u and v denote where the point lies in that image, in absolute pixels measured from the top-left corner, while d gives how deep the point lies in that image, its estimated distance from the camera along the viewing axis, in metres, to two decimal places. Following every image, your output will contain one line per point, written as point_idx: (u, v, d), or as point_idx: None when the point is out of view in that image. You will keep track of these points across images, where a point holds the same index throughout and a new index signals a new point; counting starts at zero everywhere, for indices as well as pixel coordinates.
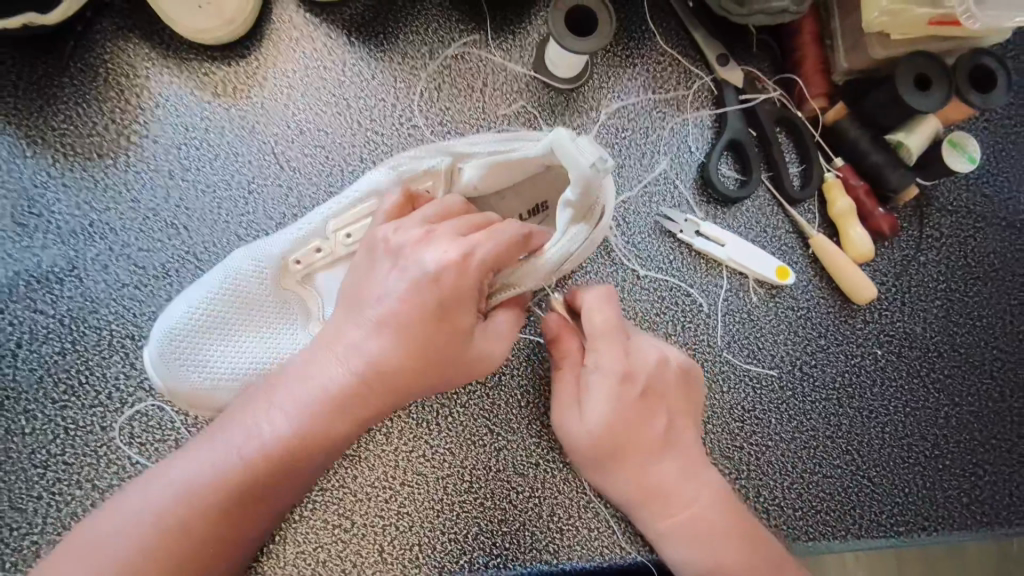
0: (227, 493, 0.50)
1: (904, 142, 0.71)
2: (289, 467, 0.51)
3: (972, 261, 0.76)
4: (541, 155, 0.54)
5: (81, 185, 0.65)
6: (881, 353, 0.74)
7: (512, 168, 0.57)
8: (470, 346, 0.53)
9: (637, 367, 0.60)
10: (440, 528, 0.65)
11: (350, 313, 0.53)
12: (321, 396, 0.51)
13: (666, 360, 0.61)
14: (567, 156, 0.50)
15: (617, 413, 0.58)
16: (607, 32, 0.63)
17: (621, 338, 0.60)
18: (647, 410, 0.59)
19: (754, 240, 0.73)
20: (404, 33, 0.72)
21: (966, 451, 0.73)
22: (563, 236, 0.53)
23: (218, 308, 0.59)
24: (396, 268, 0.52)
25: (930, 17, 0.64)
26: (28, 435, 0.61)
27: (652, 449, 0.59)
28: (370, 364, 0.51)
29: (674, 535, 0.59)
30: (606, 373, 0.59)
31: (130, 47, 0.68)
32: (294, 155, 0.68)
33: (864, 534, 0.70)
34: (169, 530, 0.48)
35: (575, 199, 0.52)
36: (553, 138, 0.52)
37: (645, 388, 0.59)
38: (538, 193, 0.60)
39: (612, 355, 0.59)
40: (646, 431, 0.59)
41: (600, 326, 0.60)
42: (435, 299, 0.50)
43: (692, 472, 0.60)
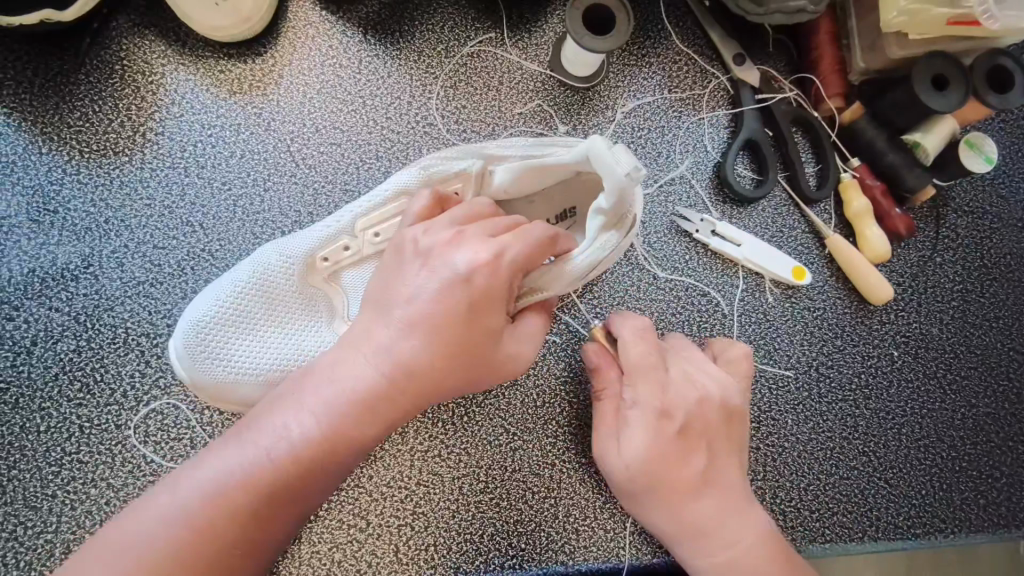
0: (256, 493, 0.48)
1: (921, 142, 0.70)
2: (319, 470, 0.50)
3: (988, 262, 0.76)
4: (577, 161, 0.54)
5: (97, 182, 0.65)
6: (898, 354, 0.73)
7: (547, 171, 0.57)
8: (498, 348, 0.53)
9: (675, 403, 0.59)
10: (456, 528, 0.64)
11: (378, 313, 0.52)
12: (350, 396, 0.50)
13: (707, 395, 0.60)
14: (602, 164, 0.51)
15: (655, 447, 0.58)
16: (624, 31, 0.63)
17: (658, 373, 0.60)
18: (687, 445, 0.59)
19: (771, 240, 0.73)
20: (420, 32, 0.72)
21: (983, 452, 0.73)
22: (592, 244, 0.54)
23: (245, 302, 0.59)
24: (425, 269, 0.52)
25: (949, 17, 0.64)
26: (42, 433, 0.61)
27: (694, 486, 0.58)
28: (399, 364, 0.50)
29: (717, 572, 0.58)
30: (643, 408, 0.59)
31: (146, 44, 0.67)
32: (310, 152, 0.68)
33: (881, 536, 0.70)
34: (198, 532, 0.46)
35: (608, 207, 0.53)
36: (588, 146, 0.52)
37: (683, 424, 0.59)
38: (567, 198, 0.61)
39: (648, 389, 0.59)
40: (687, 467, 0.58)
41: (636, 359, 0.61)
42: (466, 299, 0.50)
43: (735, 511, 0.59)
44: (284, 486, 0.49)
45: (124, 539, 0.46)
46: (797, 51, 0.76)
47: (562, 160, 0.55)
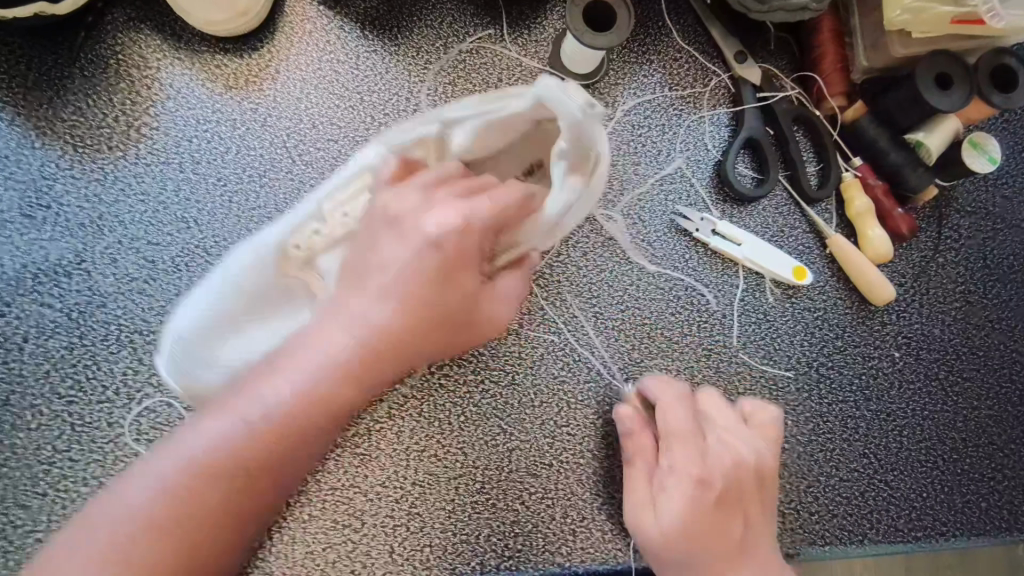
0: (236, 461, 0.48)
1: (924, 143, 0.69)
2: (295, 439, 0.50)
3: (991, 262, 0.75)
4: (531, 105, 0.51)
5: (90, 177, 0.64)
6: (899, 356, 0.73)
7: (510, 126, 0.54)
8: (471, 305, 0.54)
9: (714, 470, 0.61)
10: (451, 529, 0.63)
11: (350, 284, 0.53)
12: (326, 360, 0.50)
13: (744, 459, 0.62)
14: (554, 104, 0.49)
15: (695, 513, 0.59)
16: (624, 26, 0.62)
17: (695, 442, 0.63)
18: (725, 510, 0.60)
19: (771, 240, 0.72)
20: (418, 27, 0.71)
21: (985, 455, 0.72)
22: (561, 189, 0.52)
23: (220, 305, 0.57)
24: (396, 236, 0.52)
25: (953, 15, 0.63)
26: (33, 431, 0.60)
27: (733, 553, 0.59)
28: (374, 329, 0.51)
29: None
30: (683, 476, 0.60)
31: (141, 39, 0.67)
32: (306, 148, 0.68)
33: (882, 539, 0.69)
34: (181, 504, 0.47)
35: (566, 146, 0.51)
36: (539, 88, 0.50)
37: (721, 491, 0.60)
38: (536, 155, 0.57)
39: (687, 457, 0.61)
40: (725, 535, 0.59)
41: (674, 426, 0.63)
42: (438, 262, 0.51)
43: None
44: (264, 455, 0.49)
45: (108, 512, 0.46)
46: (799, 49, 0.75)
47: (518, 108, 0.52)
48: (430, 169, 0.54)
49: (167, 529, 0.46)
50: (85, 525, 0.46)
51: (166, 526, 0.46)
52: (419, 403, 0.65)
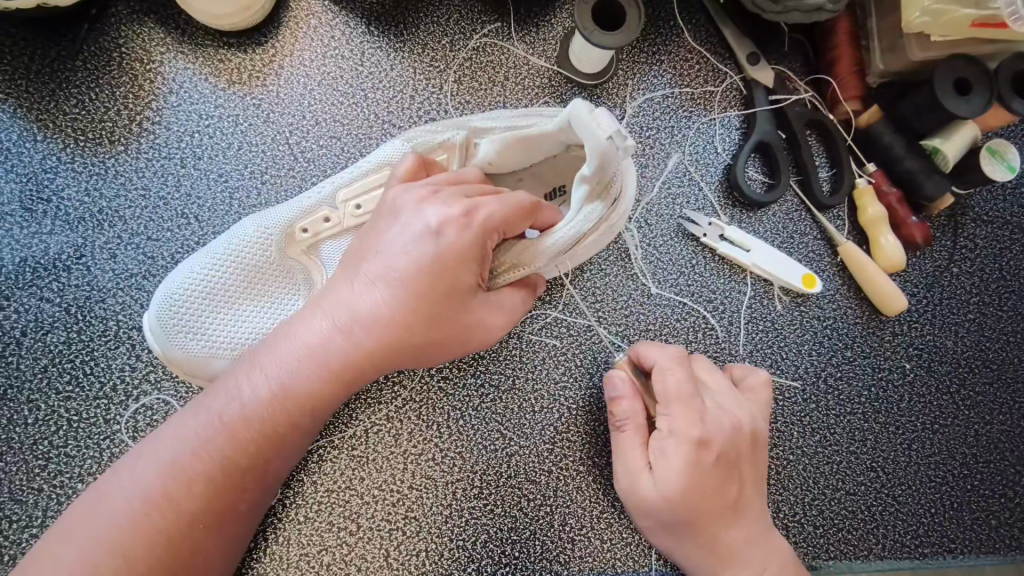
0: (222, 454, 0.50)
1: (941, 149, 0.68)
2: (284, 424, 0.51)
3: (1007, 274, 0.73)
4: (560, 130, 0.55)
5: (92, 171, 0.64)
6: (910, 367, 0.71)
7: (536, 145, 0.57)
8: (472, 304, 0.52)
9: (712, 432, 0.58)
10: (448, 534, 0.63)
11: (350, 271, 0.53)
12: (312, 355, 0.51)
13: (740, 424, 0.60)
14: (583, 128, 0.51)
15: (693, 478, 0.57)
16: (635, 25, 0.60)
17: (694, 403, 0.59)
18: (722, 475, 0.58)
19: (781, 247, 0.71)
20: (424, 24, 0.70)
21: (997, 471, 0.70)
22: (576, 214, 0.54)
23: (219, 273, 0.59)
24: (397, 225, 0.52)
25: (973, 18, 0.61)
26: (30, 425, 0.60)
27: (727, 516, 0.58)
28: (366, 320, 0.51)
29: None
30: (680, 439, 0.57)
31: (146, 32, 0.66)
32: (309, 145, 0.67)
33: (887, 555, 0.67)
34: (169, 497, 0.48)
35: (591, 174, 0.53)
36: (570, 112, 0.52)
37: (719, 454, 0.58)
38: (556, 177, 0.61)
39: (683, 419, 0.58)
40: (723, 497, 0.58)
41: (671, 391, 0.59)
42: (434, 254, 0.50)
43: (760, 538, 0.59)
44: (251, 449, 0.50)
45: (102, 502, 0.48)
46: (814, 51, 0.74)
47: (546, 129, 0.55)
48: (446, 174, 0.55)
49: (155, 521, 0.48)
50: (81, 513, 0.48)
51: (155, 519, 0.48)
52: (418, 406, 0.64)
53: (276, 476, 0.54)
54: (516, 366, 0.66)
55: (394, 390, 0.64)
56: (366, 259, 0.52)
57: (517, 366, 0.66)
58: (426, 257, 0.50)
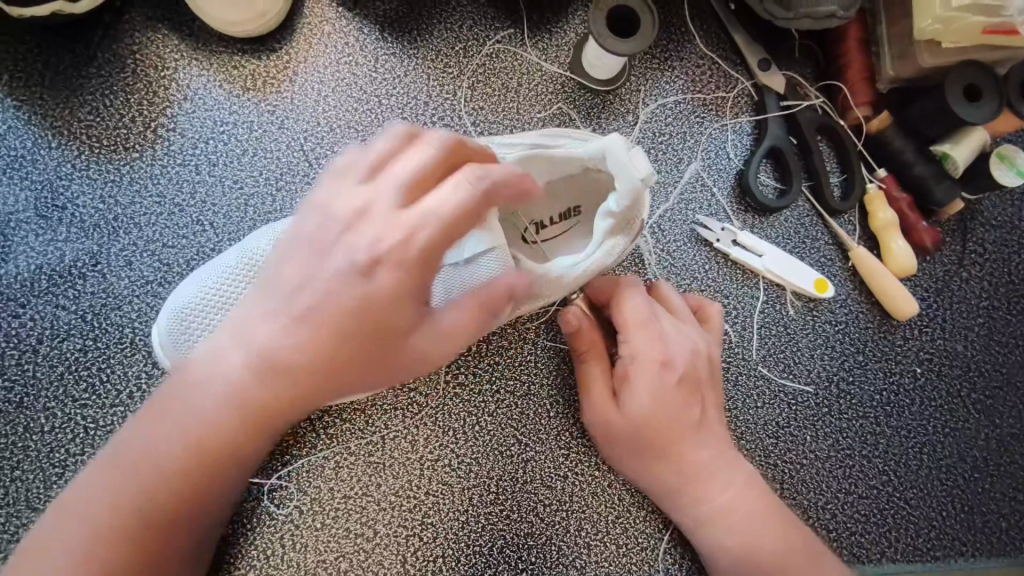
0: (175, 468, 0.47)
1: (950, 154, 0.69)
2: (239, 437, 0.48)
3: (1016, 278, 0.74)
4: (589, 159, 0.55)
5: (107, 178, 0.64)
6: (921, 371, 0.71)
7: (560, 166, 0.56)
8: (403, 340, 0.45)
9: (672, 354, 0.59)
10: (464, 540, 0.63)
11: (282, 277, 0.46)
12: (257, 369, 0.46)
13: (700, 347, 0.60)
14: (618, 164, 0.51)
15: (657, 398, 0.58)
16: (651, 33, 0.61)
17: (655, 326, 0.60)
18: (685, 394, 0.59)
19: (793, 252, 0.71)
20: (438, 30, 0.70)
21: (1007, 474, 0.71)
22: (598, 248, 0.56)
23: (227, 288, 0.57)
24: (323, 232, 0.45)
25: (984, 26, 0.62)
26: (46, 433, 0.60)
27: (691, 434, 0.59)
28: (294, 341, 0.45)
29: (711, 521, 0.59)
30: (642, 362, 0.59)
31: (159, 38, 0.66)
32: (324, 152, 0.67)
33: (900, 558, 0.68)
34: (126, 510, 0.47)
35: (619, 209, 0.53)
36: (606, 144, 0.52)
37: (680, 373, 0.59)
38: (574, 198, 0.60)
39: (644, 342, 0.59)
40: (686, 415, 0.59)
41: (632, 316, 0.59)
42: (360, 287, 0.44)
43: (725, 459, 0.60)
44: (200, 457, 0.48)
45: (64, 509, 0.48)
46: (825, 56, 0.74)
47: (574, 154, 0.55)
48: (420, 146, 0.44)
49: (107, 534, 0.46)
50: (50, 526, 0.47)
51: (110, 533, 0.46)
52: (434, 412, 0.64)
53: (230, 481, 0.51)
54: (530, 371, 0.66)
55: (409, 396, 0.64)
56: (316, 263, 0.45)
57: (531, 372, 0.66)
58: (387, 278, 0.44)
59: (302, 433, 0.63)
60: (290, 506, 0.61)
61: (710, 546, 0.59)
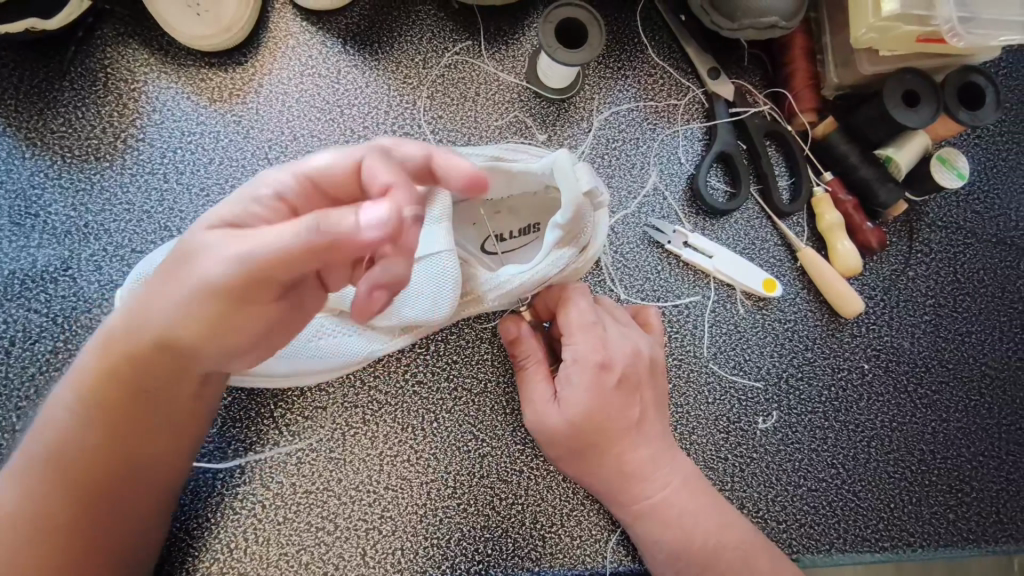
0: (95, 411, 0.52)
1: (894, 157, 0.71)
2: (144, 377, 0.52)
3: (962, 277, 0.76)
4: (540, 173, 0.56)
5: (79, 187, 0.67)
6: (868, 367, 0.74)
7: (517, 181, 0.58)
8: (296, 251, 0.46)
9: (613, 356, 0.61)
10: (422, 533, 0.65)
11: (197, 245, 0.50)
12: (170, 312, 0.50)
13: (640, 349, 0.62)
14: (563, 178, 0.53)
15: (596, 399, 0.60)
16: (596, 44, 0.64)
17: (597, 330, 0.62)
18: (625, 396, 0.61)
19: (743, 253, 0.74)
20: (398, 42, 0.73)
21: (953, 467, 0.73)
22: (544, 258, 0.56)
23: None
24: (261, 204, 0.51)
25: (917, 34, 0.64)
26: (17, 432, 0.62)
27: (630, 435, 0.61)
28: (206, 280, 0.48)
29: (647, 517, 0.61)
30: (581, 364, 0.60)
31: (130, 52, 0.69)
32: (287, 160, 0.69)
33: (849, 548, 0.70)
34: (51, 469, 0.51)
35: (564, 224, 0.54)
36: (554, 159, 0.54)
37: (621, 375, 0.61)
38: (533, 213, 0.62)
39: (585, 345, 0.61)
40: (624, 417, 0.61)
41: (574, 320, 0.61)
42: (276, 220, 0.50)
43: (663, 458, 0.62)
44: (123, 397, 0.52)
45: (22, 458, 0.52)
46: (773, 64, 0.77)
47: (528, 168, 0.57)
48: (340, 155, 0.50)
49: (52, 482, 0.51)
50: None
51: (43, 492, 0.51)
52: (393, 409, 0.67)
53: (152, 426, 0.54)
54: (488, 369, 0.68)
55: (369, 394, 0.67)
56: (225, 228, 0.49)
57: (489, 370, 0.68)
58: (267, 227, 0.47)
59: (266, 430, 0.65)
60: (252, 501, 0.64)
61: (648, 542, 0.61)
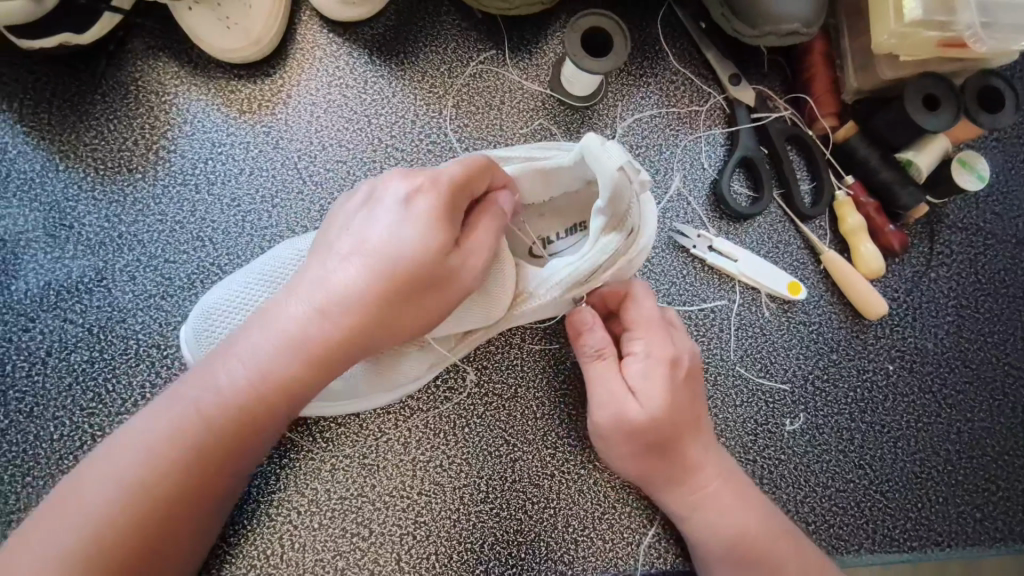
0: (197, 440, 0.49)
1: (915, 161, 0.72)
2: (263, 411, 0.50)
3: (983, 277, 0.77)
4: (575, 163, 0.57)
5: (112, 198, 0.67)
6: (893, 368, 0.74)
7: (554, 181, 0.60)
8: (447, 262, 0.51)
9: (681, 353, 0.63)
10: (456, 538, 0.65)
11: (320, 254, 0.52)
12: (290, 327, 0.50)
13: (697, 349, 0.65)
14: (595, 160, 0.53)
15: (672, 394, 0.61)
16: (622, 52, 0.65)
17: (663, 328, 0.63)
18: (691, 391, 0.62)
19: (767, 256, 0.74)
20: (423, 53, 0.74)
21: (979, 467, 0.74)
22: (595, 245, 0.56)
23: (254, 291, 0.60)
24: (370, 210, 0.52)
25: (939, 39, 0.65)
26: (55, 442, 0.62)
27: (695, 431, 0.62)
28: (332, 293, 0.50)
29: (707, 511, 0.62)
30: (656, 358, 0.61)
31: (160, 65, 0.70)
32: (316, 169, 0.70)
33: (878, 548, 0.70)
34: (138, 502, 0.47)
35: (606, 206, 0.55)
36: (583, 145, 0.54)
37: (689, 372, 0.62)
38: (576, 212, 0.63)
39: (658, 341, 0.62)
40: (691, 413, 0.62)
41: (647, 317, 0.63)
42: (408, 228, 0.50)
43: (716, 455, 0.63)
44: (235, 424, 0.49)
45: (81, 492, 0.47)
46: (793, 70, 0.78)
47: (563, 163, 0.58)
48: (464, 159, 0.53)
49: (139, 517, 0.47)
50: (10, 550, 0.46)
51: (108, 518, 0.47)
52: (425, 415, 0.67)
53: (253, 456, 0.52)
54: (518, 374, 0.69)
55: (401, 400, 0.67)
56: (350, 233, 0.52)
57: (520, 375, 0.69)
58: (406, 228, 0.50)
59: (299, 437, 0.66)
60: (288, 508, 0.64)
61: (701, 534, 0.62)
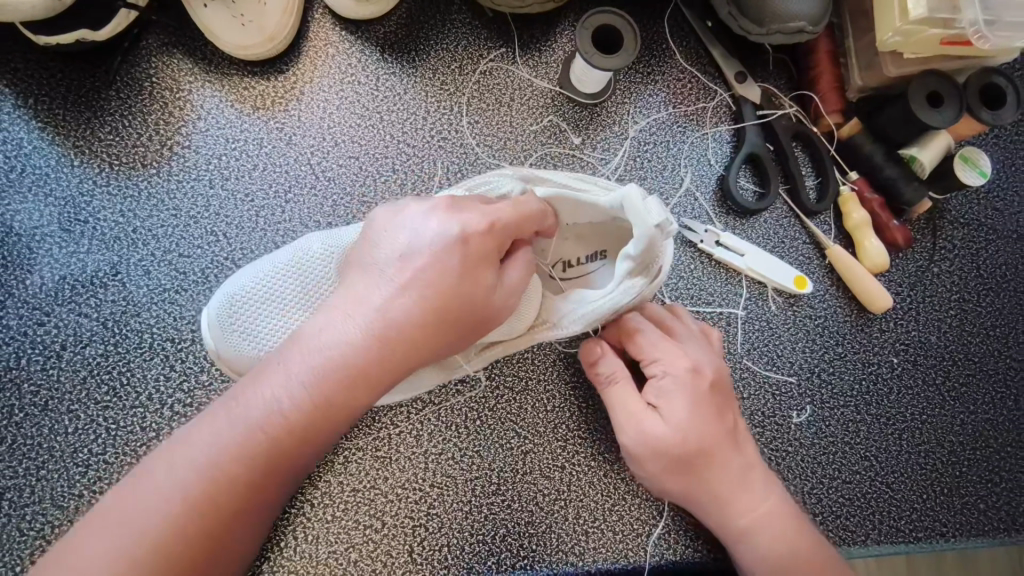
0: (251, 456, 0.48)
1: (918, 157, 0.73)
2: (316, 430, 0.49)
3: (984, 272, 0.78)
4: (612, 207, 0.57)
5: (127, 193, 0.68)
6: (898, 361, 0.75)
7: (586, 212, 0.60)
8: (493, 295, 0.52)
9: (700, 367, 0.62)
10: (468, 530, 0.66)
11: (362, 270, 0.52)
12: (344, 349, 0.48)
13: (720, 363, 0.64)
14: (634, 213, 0.54)
15: (694, 410, 0.60)
16: (632, 49, 0.66)
17: (677, 342, 0.63)
18: (715, 404, 0.62)
19: (773, 252, 0.75)
20: (435, 50, 0.75)
21: (983, 458, 0.75)
22: (618, 287, 0.57)
23: (282, 283, 0.61)
24: (419, 229, 0.52)
25: (941, 37, 0.66)
26: (70, 434, 0.63)
27: (726, 447, 0.61)
28: (384, 318, 0.49)
29: (751, 530, 0.61)
30: (674, 375, 0.61)
31: (174, 62, 0.71)
32: (329, 165, 0.71)
33: (883, 539, 0.71)
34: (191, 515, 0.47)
35: (637, 255, 0.55)
36: (624, 194, 0.55)
37: (710, 386, 0.62)
38: (601, 242, 0.63)
39: (672, 356, 0.62)
40: (718, 428, 0.61)
41: (658, 336, 0.63)
42: (458, 260, 0.50)
43: (756, 471, 0.62)
44: (287, 442, 0.48)
45: (133, 499, 0.47)
46: (797, 68, 0.79)
47: (597, 202, 0.58)
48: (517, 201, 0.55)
49: (192, 530, 0.47)
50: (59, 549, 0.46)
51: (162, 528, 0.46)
52: (437, 408, 0.68)
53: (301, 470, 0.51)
54: (529, 367, 0.70)
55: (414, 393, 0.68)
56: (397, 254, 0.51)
57: (531, 369, 0.70)
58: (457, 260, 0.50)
59: None
60: (300, 501, 0.64)
61: (752, 558, 0.61)
